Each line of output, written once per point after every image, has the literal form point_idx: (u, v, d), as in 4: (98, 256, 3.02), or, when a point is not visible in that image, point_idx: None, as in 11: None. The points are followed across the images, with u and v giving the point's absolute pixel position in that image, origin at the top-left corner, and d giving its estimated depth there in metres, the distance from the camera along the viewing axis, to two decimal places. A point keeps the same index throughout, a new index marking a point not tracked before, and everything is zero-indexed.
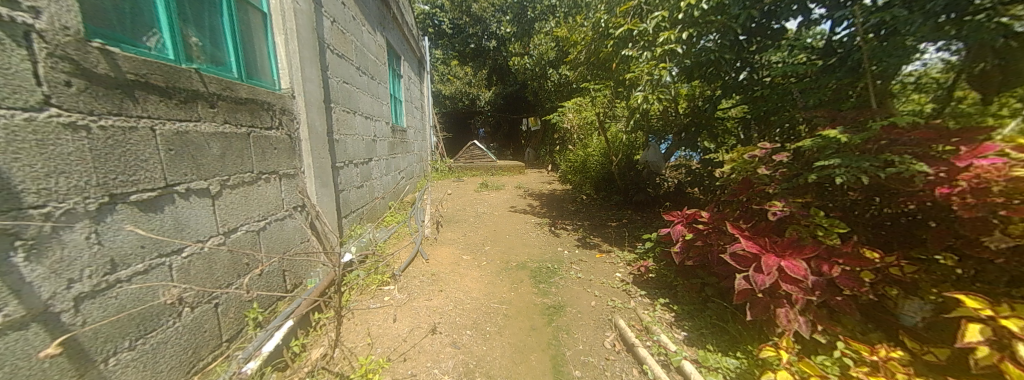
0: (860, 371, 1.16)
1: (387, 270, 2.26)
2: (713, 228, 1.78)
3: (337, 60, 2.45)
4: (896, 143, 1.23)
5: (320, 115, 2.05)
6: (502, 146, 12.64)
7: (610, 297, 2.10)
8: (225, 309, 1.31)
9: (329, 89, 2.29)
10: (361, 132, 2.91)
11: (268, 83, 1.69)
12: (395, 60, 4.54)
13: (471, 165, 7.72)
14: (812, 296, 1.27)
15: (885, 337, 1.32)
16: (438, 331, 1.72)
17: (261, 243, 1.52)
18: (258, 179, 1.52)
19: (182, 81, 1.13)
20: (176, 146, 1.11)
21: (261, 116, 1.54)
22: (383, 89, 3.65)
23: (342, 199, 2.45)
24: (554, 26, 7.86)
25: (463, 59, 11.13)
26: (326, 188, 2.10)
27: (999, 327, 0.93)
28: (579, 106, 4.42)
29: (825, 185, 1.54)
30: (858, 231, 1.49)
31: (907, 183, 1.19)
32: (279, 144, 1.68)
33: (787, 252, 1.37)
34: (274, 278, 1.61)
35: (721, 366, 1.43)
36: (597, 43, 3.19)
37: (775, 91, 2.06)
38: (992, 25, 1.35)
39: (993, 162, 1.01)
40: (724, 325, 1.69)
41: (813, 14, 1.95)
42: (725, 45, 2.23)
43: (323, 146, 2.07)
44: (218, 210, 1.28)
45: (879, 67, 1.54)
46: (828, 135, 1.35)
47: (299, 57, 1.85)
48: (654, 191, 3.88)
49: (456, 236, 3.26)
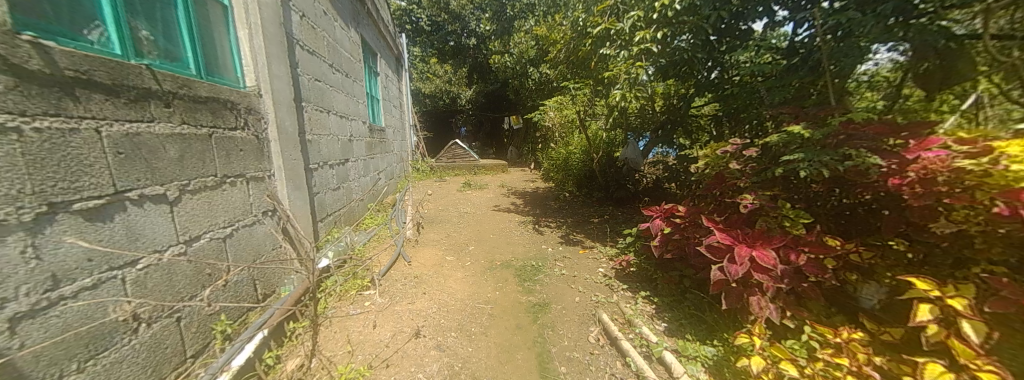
0: (825, 353, 1.22)
1: (367, 275, 2.19)
2: (689, 222, 1.84)
3: (308, 56, 2.34)
4: (853, 137, 1.32)
5: (291, 115, 1.95)
6: (485, 145, 12.58)
7: (594, 292, 2.13)
8: (189, 323, 1.23)
9: (299, 87, 2.19)
10: (336, 131, 2.80)
11: (231, 81, 1.59)
12: (371, 58, 4.42)
13: (454, 164, 7.66)
14: (782, 284, 1.33)
15: (847, 320, 1.40)
16: (422, 335, 1.68)
17: (227, 252, 1.43)
18: (223, 183, 1.43)
19: (132, 79, 1.04)
20: (126, 148, 1.02)
21: (224, 116, 1.45)
22: (359, 87, 3.53)
23: (318, 201, 2.35)
24: (534, 25, 7.94)
25: (442, 57, 10.99)
26: (299, 191, 2.01)
27: (946, 306, 1.00)
28: (560, 104, 4.47)
29: (790, 179, 1.62)
30: (820, 220, 1.58)
31: (864, 175, 1.28)
32: (245, 145, 1.58)
33: (758, 242, 1.43)
34: (242, 288, 1.51)
35: (699, 355, 1.48)
36: (575, 41, 3.23)
37: (744, 89, 2.15)
38: (934, 27, 1.47)
39: (937, 154, 1.10)
40: (702, 315, 1.75)
41: (778, 16, 2.04)
42: (697, 45, 2.30)
43: (294, 147, 1.97)
44: (178, 217, 1.19)
45: (837, 66, 1.63)
46: (792, 130, 1.43)
47: (266, 53, 1.75)
48: (634, 187, 4.03)
49: (439, 236, 3.21)
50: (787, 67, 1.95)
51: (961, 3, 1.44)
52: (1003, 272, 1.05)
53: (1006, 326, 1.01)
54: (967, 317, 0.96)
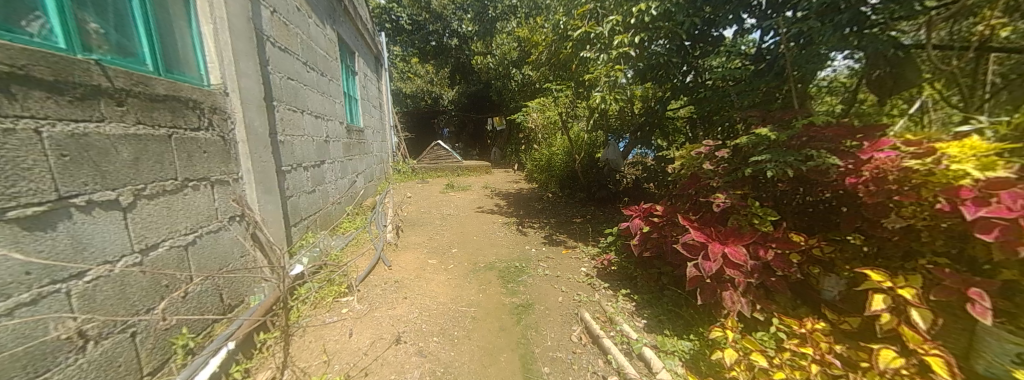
0: (792, 343, 1.28)
1: (344, 280, 2.12)
2: (666, 221, 1.90)
3: (279, 54, 2.24)
4: (815, 139, 1.40)
5: (260, 114, 1.85)
6: (468, 146, 12.50)
7: (576, 291, 2.16)
8: (145, 337, 1.14)
9: (270, 86, 2.09)
10: (310, 132, 2.69)
11: (194, 78, 1.50)
12: (349, 57, 4.29)
13: (436, 165, 7.56)
14: (752, 278, 1.39)
15: (811, 311, 1.48)
16: (403, 341, 1.64)
17: (188, 260, 1.34)
18: (184, 187, 1.34)
19: (79, 75, 0.96)
20: (72, 150, 0.94)
21: (186, 116, 1.36)
22: (336, 86, 3.41)
23: (291, 205, 2.25)
24: (515, 26, 7.98)
25: (423, 57, 10.84)
26: (270, 195, 1.91)
27: (897, 295, 1.08)
28: (543, 106, 4.51)
29: (759, 178, 1.70)
30: (786, 217, 1.66)
31: (825, 175, 1.35)
32: (209, 146, 1.49)
33: (729, 239, 1.49)
34: (206, 298, 1.42)
35: (677, 349, 1.53)
36: (557, 44, 3.27)
37: (716, 93, 2.25)
38: (885, 38, 1.58)
39: (888, 155, 1.18)
40: (679, 310, 1.81)
41: (746, 24, 2.14)
42: (672, 50, 2.38)
43: (264, 148, 1.88)
44: (132, 224, 1.11)
45: (800, 72, 1.73)
46: (760, 132, 1.49)
47: (232, 49, 1.65)
48: (615, 188, 4.12)
49: (421, 239, 3.15)
50: (755, 72, 2.05)
51: (907, 16, 1.56)
52: (945, 263, 1.14)
53: (947, 312, 1.10)
54: (916, 305, 1.04)
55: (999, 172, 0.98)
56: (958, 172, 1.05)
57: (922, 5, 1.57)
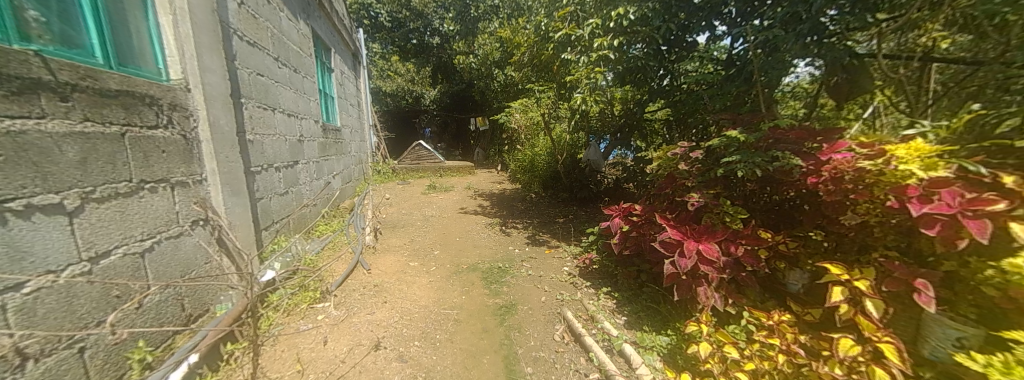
0: (761, 334, 1.35)
1: (319, 286, 2.04)
2: (645, 219, 1.95)
3: (247, 48, 2.12)
4: (779, 141, 1.49)
5: (226, 112, 1.75)
6: (449, 147, 12.35)
7: (559, 291, 2.18)
8: (94, 353, 1.05)
9: (237, 82, 1.97)
10: (282, 131, 2.57)
11: (150, 72, 1.38)
12: (324, 53, 4.15)
13: (417, 166, 7.44)
14: (724, 274, 1.45)
15: (778, 304, 1.56)
16: (382, 346, 1.60)
17: (145, 268, 1.24)
18: (140, 189, 1.24)
19: (17, 67, 0.87)
20: (7, 150, 0.85)
21: (142, 113, 1.26)
22: (310, 83, 3.27)
23: (261, 208, 2.14)
24: (497, 26, 7.97)
25: (403, 55, 10.64)
26: (237, 197, 1.80)
27: (853, 287, 1.16)
28: (526, 106, 4.53)
29: (730, 178, 1.78)
30: (755, 215, 1.75)
31: (789, 175, 1.43)
32: (169, 146, 1.39)
33: (703, 237, 1.55)
34: (166, 309, 1.32)
35: (655, 344, 1.57)
36: (539, 45, 3.31)
37: (691, 97, 2.35)
38: (841, 47, 1.70)
39: (844, 156, 1.27)
40: (657, 306, 1.86)
41: (718, 31, 2.24)
42: (649, 54, 2.45)
43: (231, 148, 1.77)
44: (80, 230, 1.01)
45: (766, 77, 1.83)
46: (731, 135, 1.57)
47: (195, 42, 1.55)
48: (596, 188, 4.18)
49: (401, 242, 3.08)
50: (726, 77, 2.15)
51: (860, 27, 1.67)
52: (894, 256, 1.24)
53: (898, 301, 1.19)
54: (870, 296, 1.11)
55: (939, 172, 1.07)
56: (905, 172, 1.13)
57: (873, 18, 1.69)
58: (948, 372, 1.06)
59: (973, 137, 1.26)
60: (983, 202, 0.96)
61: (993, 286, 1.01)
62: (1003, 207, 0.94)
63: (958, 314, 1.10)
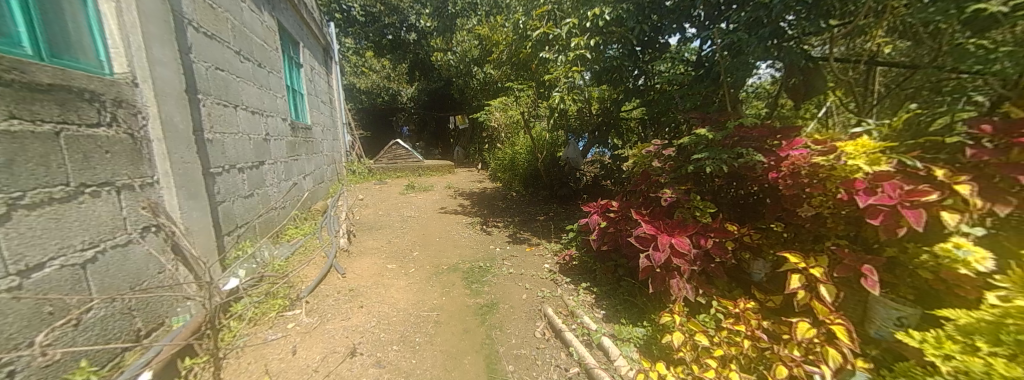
0: (728, 322, 1.42)
1: (290, 293, 1.95)
2: (621, 215, 2.01)
3: (204, 40, 1.98)
4: (744, 139, 1.57)
5: (180, 109, 1.62)
6: (428, 146, 12.13)
7: (539, 288, 2.19)
8: (25, 377, 0.95)
9: (193, 76, 1.83)
10: (246, 129, 2.42)
11: (91, 66, 1.25)
12: (292, 47, 3.94)
13: (395, 165, 7.25)
14: (694, 266, 1.51)
15: (744, 293, 1.65)
16: (359, 353, 1.55)
17: (87, 280, 1.13)
18: (80, 194, 1.13)
19: None
20: None
21: (81, 110, 1.15)
22: (276, 78, 3.10)
23: (223, 211, 2.01)
24: (476, 24, 7.89)
25: (379, 51, 10.31)
26: (195, 200, 1.68)
27: (809, 274, 1.24)
28: (505, 105, 4.53)
29: (700, 175, 1.85)
30: (723, 209, 1.83)
31: (752, 170, 1.52)
32: (114, 145, 1.27)
33: (675, 231, 1.61)
34: (112, 324, 1.21)
35: (632, 336, 1.62)
36: (517, 43, 3.32)
37: (662, 96, 2.44)
38: (798, 51, 1.81)
39: (800, 152, 1.35)
40: (634, 299, 1.92)
41: (688, 33, 2.32)
42: (624, 54, 2.51)
43: (187, 148, 1.65)
44: (5, 241, 0.91)
45: (732, 78, 1.93)
46: (700, 133, 1.65)
47: (142, 33, 1.42)
48: (575, 185, 4.24)
49: (378, 243, 2.99)
50: (696, 77, 2.24)
51: (814, 32, 1.79)
52: (845, 244, 1.34)
53: (848, 286, 1.29)
54: (824, 282, 1.20)
55: (881, 166, 1.16)
56: (853, 168, 1.22)
57: (827, 23, 1.81)
58: (891, 349, 1.15)
59: (910, 135, 1.38)
60: (920, 194, 1.05)
61: (927, 269, 1.11)
62: (935, 198, 1.03)
63: (899, 295, 1.21)
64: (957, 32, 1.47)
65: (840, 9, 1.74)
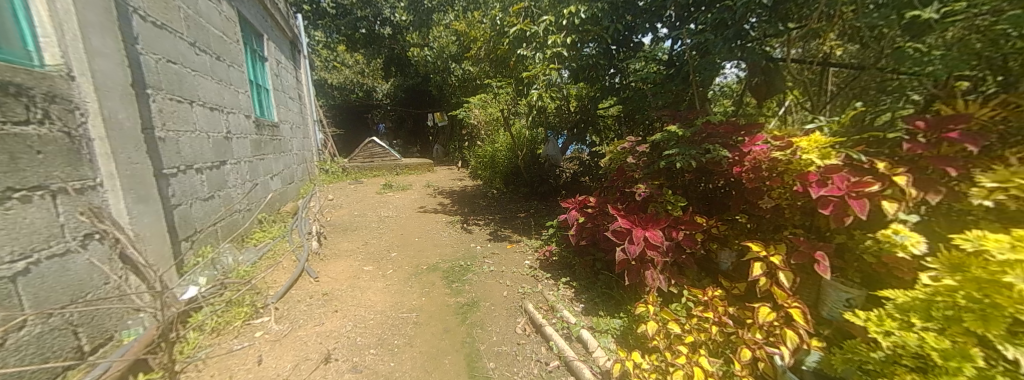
0: (697, 309, 1.49)
1: (258, 300, 1.86)
2: (598, 210, 2.06)
3: (152, 30, 1.82)
4: (710, 136, 1.65)
5: (125, 105, 1.49)
6: (406, 143, 11.84)
7: (520, 284, 2.21)
8: None
9: (140, 69, 1.69)
10: (203, 127, 2.26)
11: (16, 56, 1.11)
12: (255, 39, 3.72)
13: (370, 164, 7.03)
14: (667, 257, 1.58)
15: (712, 281, 1.74)
16: (334, 359, 1.50)
17: (17, 295, 1.03)
18: (7, 200, 1.02)
19: None
20: None
21: (6, 106, 1.03)
22: (237, 72, 2.92)
23: (178, 215, 1.87)
24: (453, 19, 7.72)
25: (351, 45, 9.95)
26: (145, 204, 1.56)
27: (770, 261, 1.32)
28: (484, 102, 4.50)
29: (672, 170, 1.92)
30: (693, 202, 1.92)
31: (718, 165, 1.60)
32: (47, 145, 1.15)
33: (649, 224, 1.67)
34: (50, 341, 1.11)
35: (609, 328, 1.67)
36: (494, 40, 3.30)
37: (637, 94, 2.51)
38: (759, 52, 1.92)
39: (761, 147, 1.43)
40: (611, 292, 1.97)
41: (660, 33, 2.40)
42: (600, 53, 2.56)
43: (134, 147, 1.52)
44: None
45: (700, 77, 2.02)
46: (671, 129, 1.71)
47: (79, 20, 1.29)
48: (555, 182, 4.29)
49: (354, 245, 2.90)
50: (667, 75, 2.32)
51: (774, 34, 1.90)
52: (800, 232, 1.43)
53: (805, 272, 1.38)
54: (782, 269, 1.28)
55: (831, 160, 1.25)
56: (807, 161, 1.31)
57: (784, 26, 1.92)
58: (841, 328, 1.25)
59: (856, 131, 1.50)
60: (864, 185, 1.14)
61: (871, 254, 1.21)
62: (877, 188, 1.12)
63: (847, 279, 1.31)
64: (897, 37, 1.61)
65: (797, 12, 1.86)
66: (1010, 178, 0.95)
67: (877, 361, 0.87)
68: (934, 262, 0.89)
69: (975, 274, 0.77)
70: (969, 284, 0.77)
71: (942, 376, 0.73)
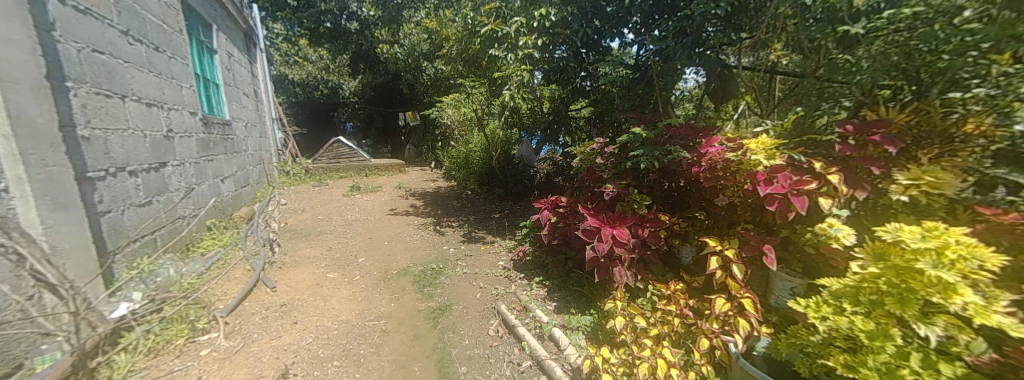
0: (662, 303, 1.55)
1: (206, 314, 1.72)
2: (569, 210, 2.09)
3: (74, 15, 1.62)
4: (673, 138, 1.74)
5: (34, 98, 1.30)
6: (376, 143, 11.41)
7: (494, 286, 2.20)
8: None
9: (57, 59, 1.49)
10: (139, 124, 2.05)
11: None
12: (201, 30, 3.42)
13: (337, 165, 6.73)
14: (632, 254, 1.63)
15: (675, 275, 1.82)
16: (291, 374, 1.41)
17: None
18: None
19: None
20: None
21: None
22: (180, 65, 2.67)
23: (106, 223, 1.68)
24: (424, 16, 7.48)
25: (315, 39, 9.43)
26: (64, 211, 1.38)
27: (724, 255, 1.40)
28: (457, 101, 4.44)
29: (638, 170, 2.00)
30: (657, 201, 2.00)
31: (679, 165, 1.68)
32: None
33: (616, 222, 1.72)
34: None
35: (580, 325, 1.71)
36: (466, 39, 3.26)
37: (606, 97, 2.58)
38: (716, 59, 2.04)
39: (716, 149, 1.53)
40: (582, 289, 2.01)
41: (627, 38, 2.49)
42: (570, 56, 2.62)
43: (49, 147, 1.34)
44: None
45: (663, 82, 2.11)
46: (636, 131, 1.77)
47: None
48: (530, 182, 4.28)
49: (318, 251, 2.76)
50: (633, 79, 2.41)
51: (728, 43, 2.03)
52: (751, 228, 1.54)
53: (756, 264, 1.48)
54: (735, 262, 1.37)
55: (776, 160, 1.35)
56: (755, 161, 1.41)
57: (737, 35, 2.07)
58: (786, 314, 1.36)
59: (798, 134, 1.64)
60: (803, 183, 1.24)
61: (810, 246, 1.32)
62: (814, 186, 1.22)
63: (791, 269, 1.42)
64: (831, 49, 1.78)
65: (748, 24, 2.02)
66: (922, 176, 1.08)
67: (816, 344, 0.95)
68: (859, 251, 0.99)
69: (894, 262, 0.85)
70: (889, 271, 0.86)
71: (868, 355, 0.81)
